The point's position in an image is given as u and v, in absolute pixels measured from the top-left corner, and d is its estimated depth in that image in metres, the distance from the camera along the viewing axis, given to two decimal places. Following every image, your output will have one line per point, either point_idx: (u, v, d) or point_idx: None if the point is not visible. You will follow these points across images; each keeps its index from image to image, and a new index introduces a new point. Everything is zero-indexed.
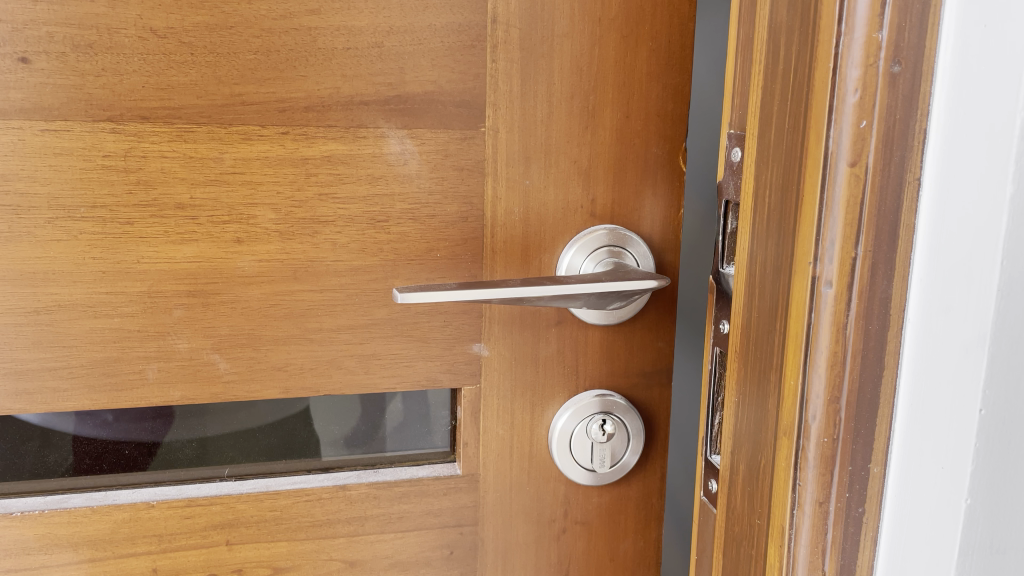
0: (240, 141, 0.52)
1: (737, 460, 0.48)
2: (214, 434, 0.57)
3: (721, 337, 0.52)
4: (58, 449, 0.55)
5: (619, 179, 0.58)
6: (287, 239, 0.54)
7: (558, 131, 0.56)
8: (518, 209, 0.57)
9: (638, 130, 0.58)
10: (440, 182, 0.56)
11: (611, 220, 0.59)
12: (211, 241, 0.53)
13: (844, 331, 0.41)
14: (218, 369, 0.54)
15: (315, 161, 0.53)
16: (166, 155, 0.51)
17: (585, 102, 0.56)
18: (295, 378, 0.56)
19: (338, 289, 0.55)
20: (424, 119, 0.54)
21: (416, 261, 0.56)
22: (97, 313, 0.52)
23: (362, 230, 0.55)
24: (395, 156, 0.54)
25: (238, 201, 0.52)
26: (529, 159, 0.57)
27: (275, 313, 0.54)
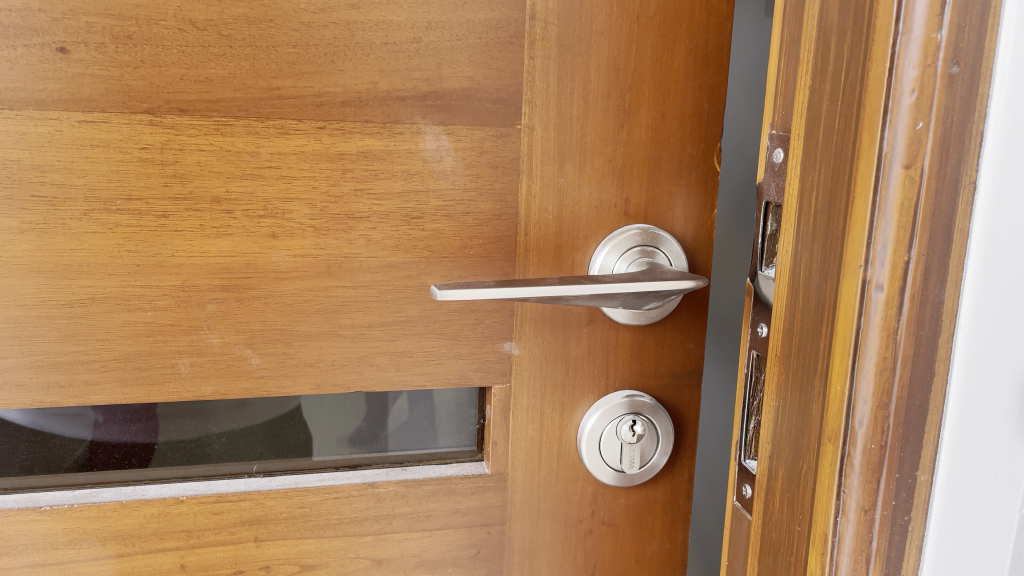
0: (277, 136, 0.51)
1: (776, 465, 0.48)
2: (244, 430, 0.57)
3: (758, 340, 0.51)
4: (84, 441, 0.55)
5: (656, 178, 0.58)
6: (321, 235, 0.53)
7: (593, 129, 0.56)
8: (552, 207, 0.57)
9: (673, 129, 0.57)
10: (475, 179, 0.55)
11: (644, 220, 0.58)
12: (246, 235, 0.52)
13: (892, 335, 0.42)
14: (250, 364, 0.54)
15: (351, 157, 0.53)
16: (203, 149, 0.51)
17: (621, 100, 0.56)
18: (327, 374, 0.55)
19: (371, 286, 0.55)
20: (461, 115, 0.54)
21: (449, 258, 0.56)
22: (130, 307, 0.51)
23: (396, 226, 0.54)
24: (431, 152, 0.54)
25: (274, 196, 0.52)
26: (564, 158, 0.56)
27: (308, 309, 0.54)
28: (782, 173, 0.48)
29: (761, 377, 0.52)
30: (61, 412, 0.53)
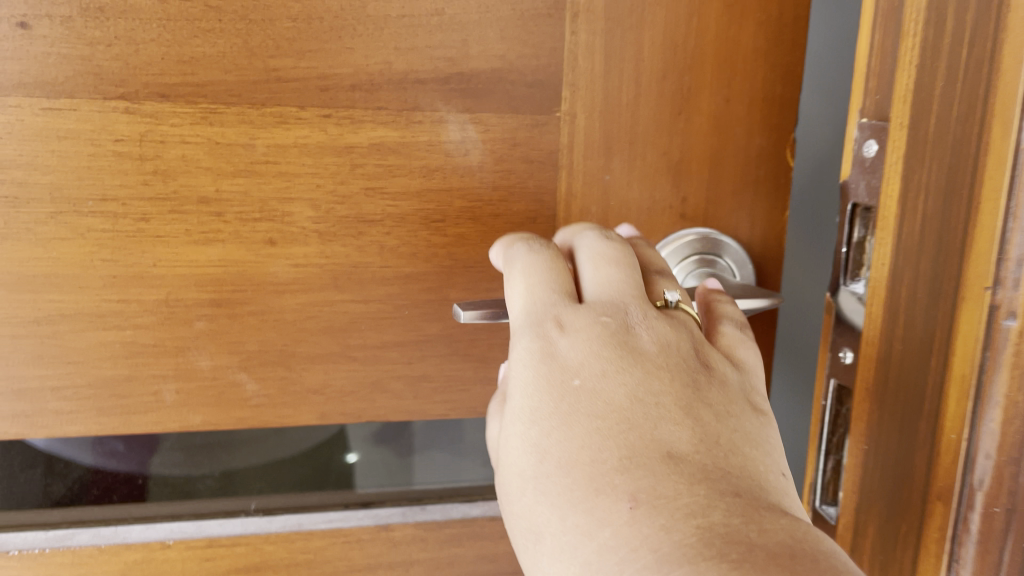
0: (275, 125, 0.44)
1: (863, 519, 0.40)
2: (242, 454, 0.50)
3: (839, 368, 0.41)
4: (84, 465, 0.49)
5: (718, 173, 0.49)
6: (327, 241, 0.46)
7: (645, 118, 0.48)
8: (595, 209, 0.49)
9: (740, 117, 0.49)
10: (505, 176, 0.47)
11: (704, 223, 0.50)
12: (240, 241, 0.45)
13: (985, 354, 0.34)
14: (245, 391, 0.47)
15: (361, 150, 0.45)
16: (188, 141, 0.43)
17: (679, 83, 0.47)
18: (334, 402, 0.48)
19: (385, 300, 0.47)
20: (490, 101, 0.46)
21: (476, 267, 0.48)
22: (106, 325, 0.45)
23: (414, 231, 0.47)
24: (455, 145, 0.46)
25: (272, 195, 0.45)
26: (611, 151, 0.48)
27: (312, 327, 0.47)
28: (875, 171, 0.38)
29: (842, 411, 0.42)
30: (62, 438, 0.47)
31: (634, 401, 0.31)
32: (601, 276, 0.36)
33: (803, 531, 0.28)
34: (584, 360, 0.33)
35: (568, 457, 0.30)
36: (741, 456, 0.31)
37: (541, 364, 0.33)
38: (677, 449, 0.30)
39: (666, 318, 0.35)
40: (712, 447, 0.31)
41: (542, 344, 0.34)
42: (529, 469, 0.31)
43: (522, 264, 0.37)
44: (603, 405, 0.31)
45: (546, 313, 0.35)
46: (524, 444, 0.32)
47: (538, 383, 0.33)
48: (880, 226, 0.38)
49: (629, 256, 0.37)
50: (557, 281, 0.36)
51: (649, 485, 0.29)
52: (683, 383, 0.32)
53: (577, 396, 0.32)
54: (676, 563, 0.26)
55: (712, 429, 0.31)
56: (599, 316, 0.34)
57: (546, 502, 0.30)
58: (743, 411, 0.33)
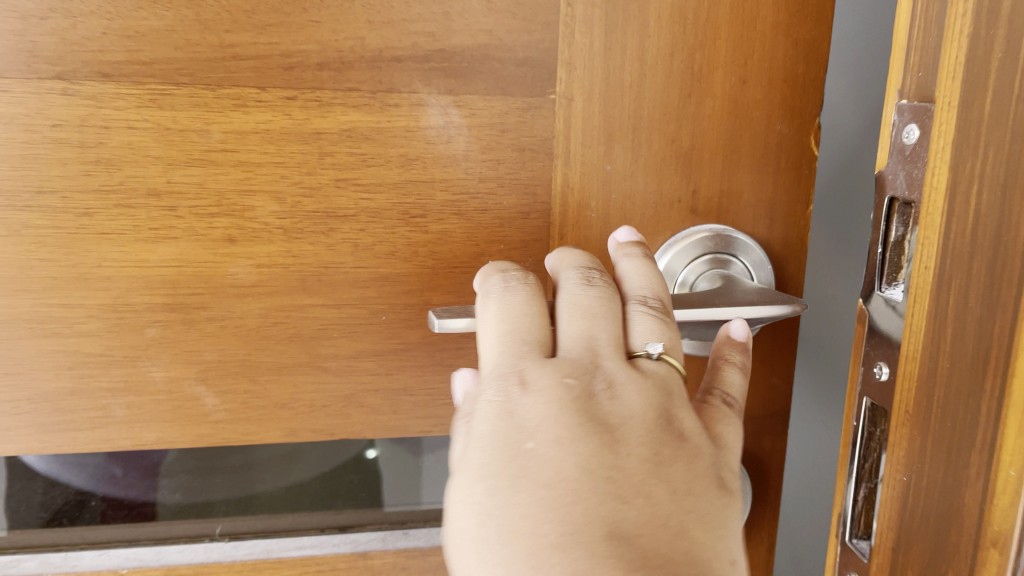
0: (233, 109, 0.39)
1: (904, 562, 0.33)
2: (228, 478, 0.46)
3: (873, 385, 0.35)
4: (74, 486, 0.45)
5: (733, 164, 0.44)
6: (293, 239, 0.41)
7: (651, 101, 0.42)
8: (595, 203, 0.43)
9: (758, 100, 0.43)
10: (494, 166, 0.42)
11: (717, 219, 0.45)
12: (195, 239, 0.40)
13: None
14: (204, 406, 0.42)
15: (330, 137, 0.40)
16: (135, 126, 0.38)
17: (689, 62, 0.42)
18: (303, 418, 0.43)
19: (359, 305, 0.42)
20: (476, 81, 0.41)
21: (463, 268, 0.43)
22: (47, 332, 0.40)
23: (391, 228, 0.42)
24: (436, 131, 0.41)
25: (231, 187, 0.40)
26: (612, 137, 0.43)
27: (278, 335, 0.42)
28: (917, 160, 0.32)
29: (875, 433, 0.37)
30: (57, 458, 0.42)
31: (585, 474, 0.30)
32: (573, 330, 0.34)
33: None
34: (542, 424, 0.31)
35: (512, 524, 0.29)
36: (689, 544, 0.30)
37: (498, 422, 0.32)
38: (621, 528, 0.29)
39: (635, 383, 0.33)
40: (660, 532, 0.29)
41: (501, 402, 0.32)
42: (473, 526, 0.30)
43: (496, 303, 0.35)
44: (554, 475, 0.30)
45: (512, 367, 0.33)
46: (471, 498, 0.30)
47: (493, 442, 0.31)
48: (925, 223, 0.31)
49: (609, 305, 0.35)
50: (530, 328, 0.34)
51: (585, 568, 0.28)
52: (642, 457, 0.31)
53: (527, 462, 0.30)
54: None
55: (665, 509, 0.30)
56: (563, 377, 0.32)
57: (484, 568, 0.29)
58: (708, 490, 0.32)
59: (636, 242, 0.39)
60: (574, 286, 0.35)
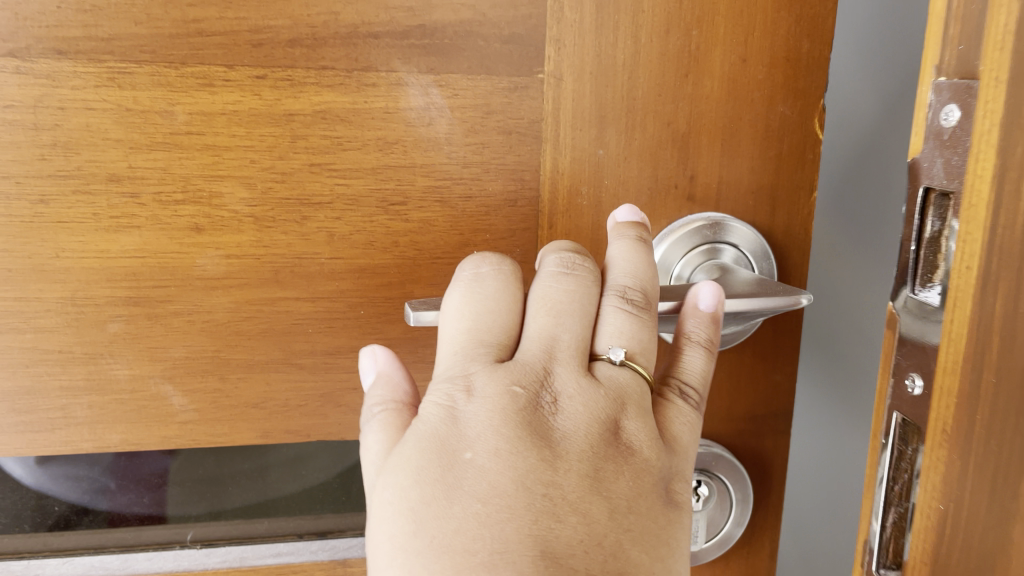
0: (198, 88, 0.36)
1: None
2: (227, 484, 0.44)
3: (906, 399, 0.31)
4: (69, 502, 0.43)
5: (732, 148, 0.42)
6: (265, 228, 0.38)
7: (645, 80, 0.40)
8: (586, 190, 0.41)
9: (759, 80, 0.41)
10: (478, 151, 0.39)
11: (716, 206, 0.42)
12: (159, 228, 0.38)
13: None
14: (172, 406, 0.40)
15: (304, 118, 0.38)
16: (93, 107, 0.36)
17: (685, 39, 0.40)
18: (278, 418, 0.41)
19: (336, 298, 0.40)
20: (459, 59, 0.38)
21: (445, 259, 0.40)
22: (2, 327, 0.37)
23: (369, 217, 0.39)
24: (416, 112, 0.38)
25: (198, 172, 0.37)
26: (604, 119, 0.40)
27: (249, 330, 0.39)
28: (957, 145, 0.27)
29: (907, 453, 0.32)
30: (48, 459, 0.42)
31: (520, 491, 0.27)
32: (540, 325, 0.31)
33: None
34: (481, 433, 0.28)
35: (440, 539, 0.26)
36: (627, 568, 0.27)
37: (435, 427, 0.29)
38: (553, 550, 0.26)
39: (584, 394, 0.30)
40: (596, 556, 0.26)
41: (444, 409, 0.29)
42: (399, 537, 0.27)
43: (462, 293, 0.32)
44: (488, 489, 0.27)
45: (463, 369, 0.30)
46: (398, 505, 0.27)
47: (425, 449, 0.28)
48: (966, 218, 0.27)
49: (579, 301, 0.32)
50: (493, 323, 0.32)
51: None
52: (583, 474, 0.28)
53: (463, 472, 0.27)
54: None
55: (603, 530, 0.27)
56: (510, 384, 0.29)
57: None
58: (655, 507, 0.29)
59: (637, 222, 0.36)
60: (546, 279, 0.33)
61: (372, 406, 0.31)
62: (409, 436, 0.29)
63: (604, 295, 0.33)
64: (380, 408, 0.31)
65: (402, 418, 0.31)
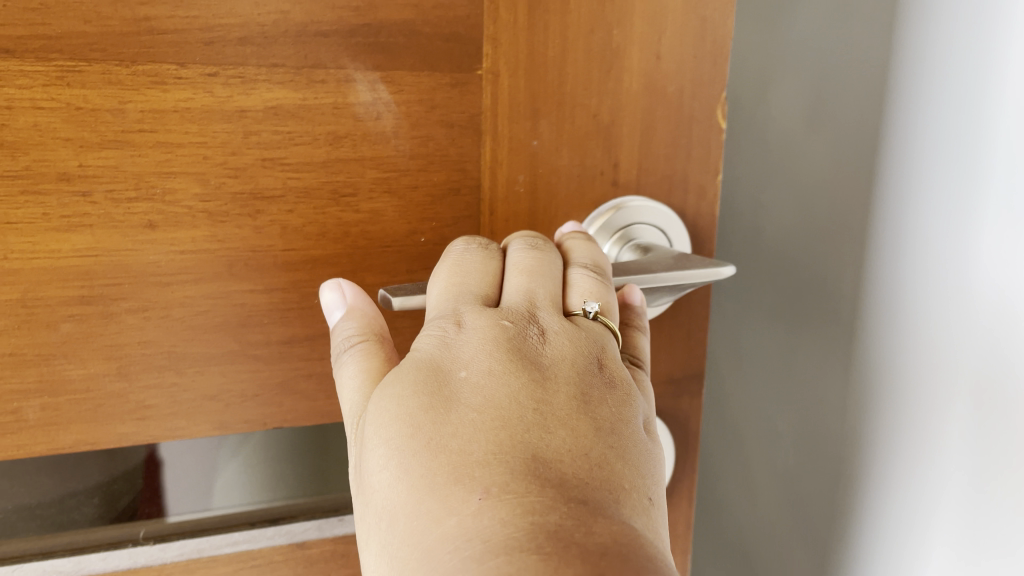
0: (150, 86, 0.37)
1: None
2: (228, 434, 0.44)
3: None
4: (15, 507, 0.42)
5: (650, 136, 0.46)
6: (218, 223, 0.39)
7: (573, 75, 0.43)
8: (523, 178, 0.44)
9: (671, 75, 0.45)
10: (423, 143, 0.42)
11: (637, 189, 0.47)
12: (111, 226, 0.38)
13: None
14: (127, 402, 0.40)
15: (255, 115, 0.39)
16: (41, 106, 0.36)
17: (607, 37, 0.43)
18: (234, 409, 0.42)
19: (291, 288, 0.41)
20: (404, 56, 0.40)
21: (395, 247, 0.43)
22: None
23: (321, 208, 0.41)
24: (365, 108, 0.40)
25: (150, 169, 0.38)
26: (538, 111, 0.43)
27: (205, 324, 0.40)
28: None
29: None
30: (14, 465, 0.41)
31: (513, 402, 0.30)
32: (514, 283, 0.35)
33: (637, 544, 0.26)
34: (472, 355, 0.32)
35: (438, 439, 0.29)
36: (609, 471, 0.29)
37: (433, 351, 0.32)
38: (542, 454, 0.29)
39: (568, 331, 0.34)
40: (582, 458, 0.29)
41: (438, 339, 0.33)
42: (395, 439, 0.29)
43: (454, 258, 0.36)
44: (483, 400, 0.30)
45: (452, 311, 0.34)
46: (396, 413, 0.30)
47: (424, 367, 0.32)
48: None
49: (547, 267, 0.36)
50: (478, 278, 0.36)
51: (503, 480, 0.27)
52: (569, 395, 0.31)
53: (459, 388, 0.31)
54: (494, 553, 0.25)
55: (585, 438, 0.30)
56: (499, 320, 0.33)
57: (405, 477, 0.28)
58: (635, 432, 0.32)
59: (580, 231, 0.40)
60: (522, 247, 0.37)
61: (345, 338, 0.35)
62: (406, 363, 0.32)
63: (567, 269, 0.37)
64: (352, 340, 0.34)
65: (367, 349, 0.34)
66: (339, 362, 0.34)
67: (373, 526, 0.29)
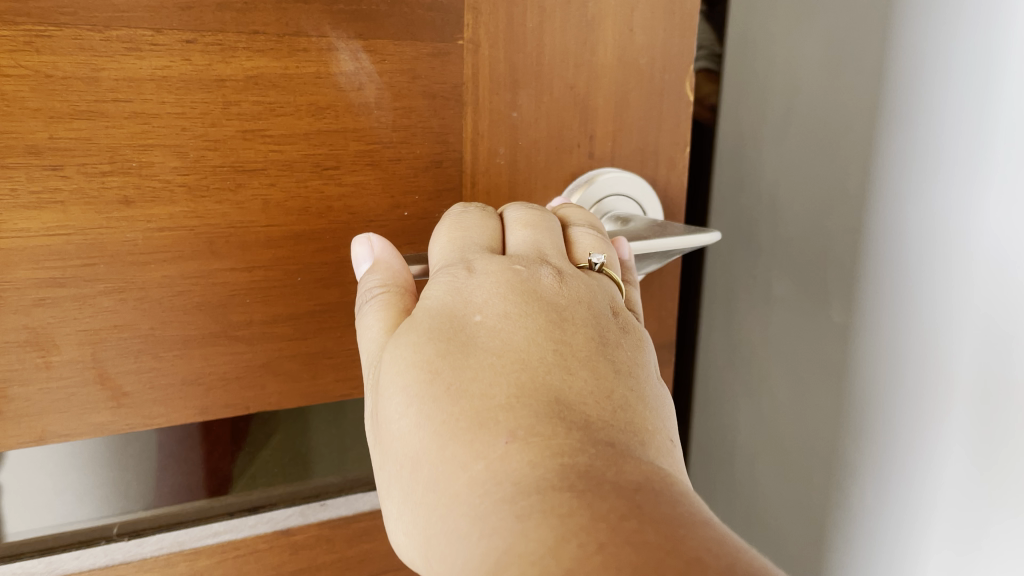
0: (125, 53, 0.35)
1: None
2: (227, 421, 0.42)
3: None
4: None
5: (624, 108, 0.46)
6: (198, 198, 0.37)
7: (551, 47, 0.43)
8: (504, 151, 0.44)
9: (644, 47, 0.45)
10: (406, 115, 0.41)
11: (611, 161, 0.47)
12: (85, 201, 0.35)
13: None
14: (102, 389, 0.38)
15: (235, 84, 0.37)
16: (8, 74, 0.33)
17: (584, 9, 0.43)
18: (216, 394, 0.41)
19: (273, 265, 0.40)
20: (386, 25, 0.39)
21: (378, 221, 0.42)
22: None
23: (304, 182, 0.39)
24: (348, 78, 0.39)
25: (126, 141, 0.36)
26: (518, 83, 0.43)
27: (185, 305, 0.39)
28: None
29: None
30: None
31: (532, 344, 0.30)
32: (518, 236, 0.35)
33: (667, 479, 0.26)
34: (487, 299, 0.31)
35: (459, 384, 0.28)
36: (631, 412, 0.29)
37: (447, 295, 0.32)
38: (566, 397, 0.28)
39: (581, 277, 0.34)
40: (604, 400, 0.29)
41: (448, 284, 0.32)
42: (413, 386, 0.29)
43: (451, 218, 0.36)
44: (502, 344, 0.30)
45: (460, 259, 0.34)
46: (413, 359, 0.29)
47: (440, 309, 0.31)
48: None
49: (548, 223, 0.36)
50: (481, 233, 0.35)
51: (528, 423, 0.27)
52: (587, 337, 0.31)
53: (475, 332, 0.30)
54: (526, 493, 0.25)
55: (606, 380, 0.30)
56: (510, 264, 0.33)
57: (425, 423, 0.28)
58: (650, 376, 0.32)
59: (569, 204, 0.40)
60: (521, 208, 0.37)
61: (371, 287, 0.33)
62: (418, 313, 0.31)
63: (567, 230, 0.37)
64: (378, 289, 0.33)
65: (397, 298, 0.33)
66: (363, 311, 0.33)
67: (394, 474, 0.29)
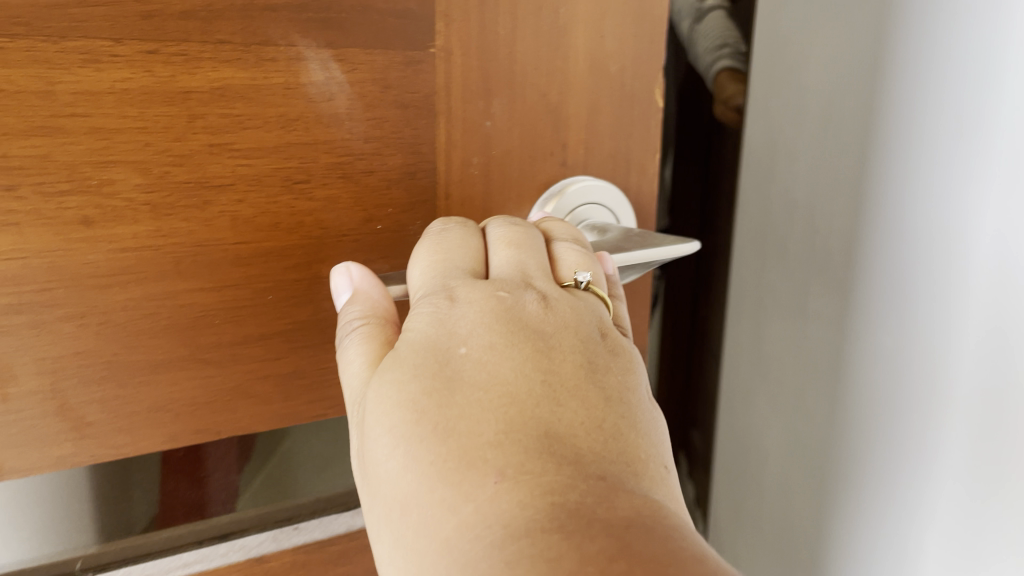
0: (83, 65, 0.32)
1: None
2: (199, 446, 0.41)
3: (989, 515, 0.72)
4: None
5: (596, 115, 0.46)
6: (164, 216, 0.36)
7: (524, 54, 0.42)
8: (477, 161, 0.43)
9: (615, 54, 0.45)
10: (378, 126, 0.40)
11: (584, 169, 0.46)
12: (42, 223, 0.33)
13: None
14: (62, 418, 0.36)
15: (200, 96, 0.35)
16: None
17: (556, 16, 0.42)
18: (184, 419, 0.39)
19: (243, 284, 0.38)
20: (358, 34, 0.38)
21: (351, 236, 0.41)
22: None
23: (274, 197, 0.38)
24: (318, 88, 0.37)
25: (85, 158, 0.33)
26: (490, 91, 0.42)
27: (151, 328, 0.37)
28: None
29: None
30: None
31: (520, 375, 0.29)
32: (502, 256, 0.34)
33: (658, 513, 0.26)
34: (471, 329, 0.30)
35: (445, 422, 0.27)
36: (623, 441, 0.29)
37: (430, 326, 0.30)
38: (555, 430, 0.28)
39: (566, 299, 0.33)
40: (596, 430, 0.28)
41: (431, 314, 0.31)
42: (399, 426, 0.28)
43: (431, 240, 0.35)
44: (488, 377, 0.29)
45: (443, 283, 0.32)
46: (397, 397, 0.28)
47: (423, 343, 0.30)
48: None
49: (531, 240, 0.35)
50: (463, 253, 0.34)
51: (518, 460, 0.26)
52: (575, 363, 0.30)
53: (460, 365, 0.29)
54: (515, 537, 0.24)
55: (597, 409, 0.29)
56: (494, 290, 0.32)
57: (413, 466, 0.27)
58: (641, 400, 0.31)
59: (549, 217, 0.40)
60: (503, 224, 0.36)
61: (351, 318, 0.32)
62: (401, 346, 0.30)
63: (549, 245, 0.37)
64: (359, 320, 0.32)
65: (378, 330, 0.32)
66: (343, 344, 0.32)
67: (384, 518, 0.28)
